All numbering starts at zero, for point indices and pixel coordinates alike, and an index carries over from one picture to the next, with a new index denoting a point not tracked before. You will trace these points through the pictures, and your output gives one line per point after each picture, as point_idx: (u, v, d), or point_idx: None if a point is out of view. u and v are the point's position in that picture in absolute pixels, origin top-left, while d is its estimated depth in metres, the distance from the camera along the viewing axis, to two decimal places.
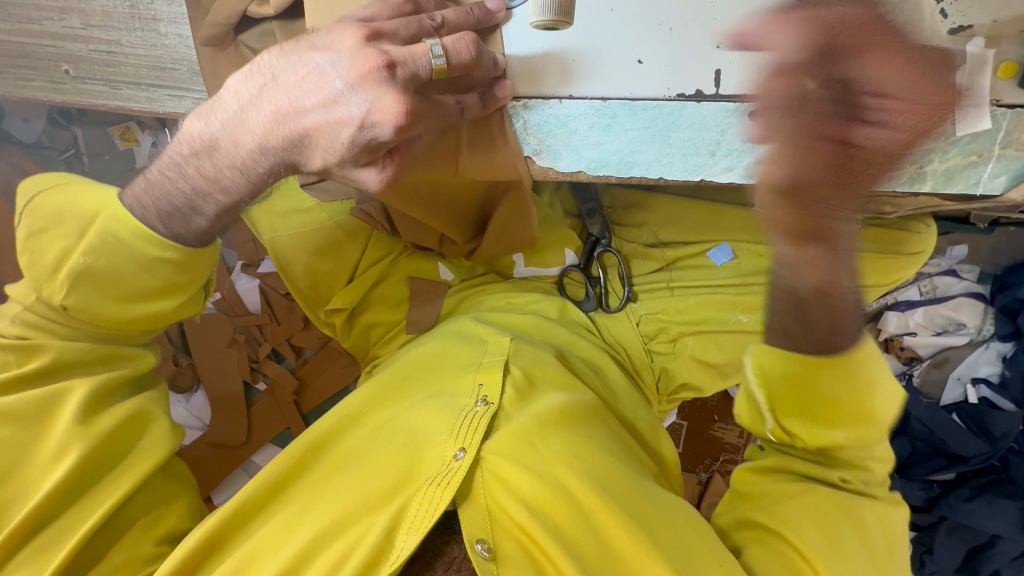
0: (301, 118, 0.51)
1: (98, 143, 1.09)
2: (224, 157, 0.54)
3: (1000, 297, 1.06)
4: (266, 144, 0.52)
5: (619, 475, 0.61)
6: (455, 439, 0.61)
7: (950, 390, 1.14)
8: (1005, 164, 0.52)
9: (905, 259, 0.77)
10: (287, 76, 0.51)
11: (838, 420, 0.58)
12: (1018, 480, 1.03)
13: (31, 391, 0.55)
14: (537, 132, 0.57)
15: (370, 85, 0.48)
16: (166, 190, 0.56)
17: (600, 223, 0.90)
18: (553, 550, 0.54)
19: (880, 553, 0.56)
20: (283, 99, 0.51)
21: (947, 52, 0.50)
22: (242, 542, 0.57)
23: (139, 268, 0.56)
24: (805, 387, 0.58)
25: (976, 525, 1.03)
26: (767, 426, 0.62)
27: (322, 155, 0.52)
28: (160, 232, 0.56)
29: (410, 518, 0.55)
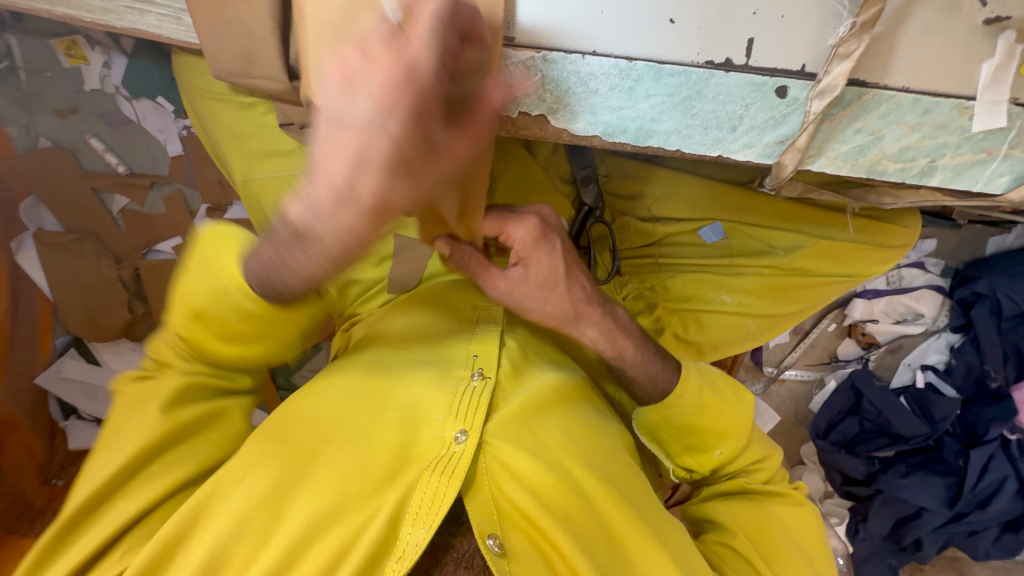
0: (342, 155, 0.40)
1: (40, 58, 0.96)
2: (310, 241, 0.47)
3: (960, 291, 1.13)
4: (335, 212, 0.44)
5: (616, 462, 0.65)
6: (455, 420, 0.61)
7: (900, 375, 1.22)
8: (1010, 164, 0.53)
9: (886, 252, 0.82)
10: (336, 133, 0.40)
11: (720, 439, 0.72)
12: (947, 459, 1.14)
13: (148, 389, 0.62)
14: (556, 88, 0.53)
15: (398, 101, 0.38)
16: (269, 258, 0.52)
17: (594, 192, 0.87)
18: (564, 547, 0.56)
19: (788, 550, 0.68)
20: (348, 139, 0.40)
21: (977, 44, 0.48)
22: (219, 514, 0.56)
23: (239, 305, 0.57)
24: (684, 428, 0.72)
25: (908, 498, 1.12)
26: (671, 468, 0.76)
27: (375, 177, 0.41)
28: (256, 288, 0.55)
29: (414, 509, 0.56)
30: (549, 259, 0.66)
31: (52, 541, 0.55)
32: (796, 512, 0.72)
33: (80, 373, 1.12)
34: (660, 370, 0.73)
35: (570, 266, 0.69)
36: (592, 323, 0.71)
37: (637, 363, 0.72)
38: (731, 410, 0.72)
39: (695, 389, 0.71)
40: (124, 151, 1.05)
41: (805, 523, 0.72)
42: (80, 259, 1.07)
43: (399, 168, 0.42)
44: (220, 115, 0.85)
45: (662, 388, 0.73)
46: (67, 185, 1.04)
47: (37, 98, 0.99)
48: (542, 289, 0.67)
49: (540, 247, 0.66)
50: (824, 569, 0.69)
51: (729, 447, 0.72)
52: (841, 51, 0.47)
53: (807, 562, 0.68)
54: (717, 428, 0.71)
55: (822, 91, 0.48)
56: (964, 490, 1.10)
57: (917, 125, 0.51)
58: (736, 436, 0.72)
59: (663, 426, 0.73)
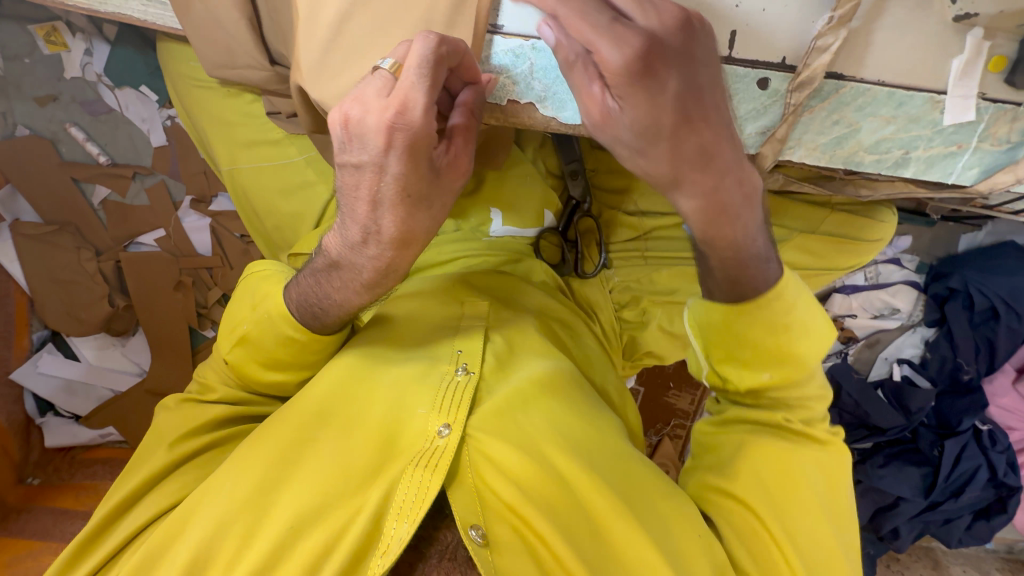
0: (362, 192, 0.51)
1: (18, 43, 0.94)
2: (347, 272, 0.57)
3: (934, 286, 1.16)
4: (363, 238, 0.54)
5: (602, 450, 0.64)
6: (439, 414, 0.61)
7: (877, 368, 1.25)
8: (978, 157, 0.55)
9: (864, 246, 0.84)
10: (357, 175, 0.50)
11: (773, 363, 0.60)
12: (923, 450, 1.17)
13: (185, 413, 0.67)
14: (544, 77, 0.55)
15: (395, 141, 0.47)
16: (306, 294, 0.60)
17: (582, 185, 0.89)
18: (547, 536, 0.57)
19: (821, 511, 0.61)
20: (366, 181, 0.50)
21: (947, 41, 0.50)
22: (201, 514, 0.56)
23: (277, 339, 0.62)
24: (735, 332, 0.59)
25: (886, 488, 1.16)
26: (704, 371, 0.65)
27: (393, 212, 0.52)
28: (295, 316, 0.60)
29: (398, 503, 0.56)
30: (656, 101, 0.43)
31: (73, 550, 0.59)
32: (827, 465, 0.64)
33: (57, 369, 1.09)
34: (763, 266, 0.57)
35: (694, 108, 0.44)
36: (690, 192, 0.50)
37: (726, 256, 0.55)
38: (802, 336, 0.58)
39: (784, 299, 0.57)
40: (106, 140, 1.03)
41: (834, 472, 0.65)
42: (59, 251, 1.05)
43: (411, 201, 0.52)
44: (206, 104, 0.84)
45: (757, 289, 0.57)
46: (45, 175, 1.02)
47: (15, 84, 0.97)
48: (644, 137, 0.46)
49: (644, 81, 0.42)
50: (846, 529, 0.63)
51: (783, 373, 0.60)
52: (819, 44, 0.49)
53: (831, 523, 0.62)
54: (779, 351, 0.59)
55: (802, 83, 0.50)
56: (939, 480, 1.13)
57: (892, 118, 0.53)
58: (800, 366, 0.60)
59: (718, 329, 0.60)
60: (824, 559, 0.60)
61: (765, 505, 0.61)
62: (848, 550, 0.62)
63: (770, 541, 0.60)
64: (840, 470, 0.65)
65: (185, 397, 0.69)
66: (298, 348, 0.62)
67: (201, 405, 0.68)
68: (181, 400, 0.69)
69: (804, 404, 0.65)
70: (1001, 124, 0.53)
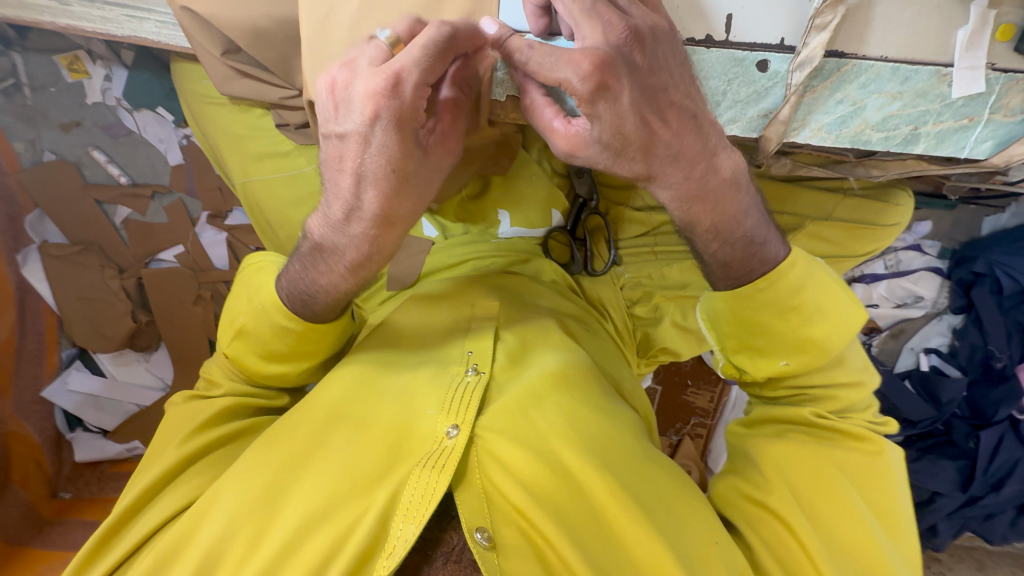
0: (346, 165, 0.51)
1: (42, 73, 0.99)
2: (329, 253, 0.57)
3: (957, 271, 1.13)
4: (346, 218, 0.54)
5: (614, 448, 0.63)
6: (447, 415, 0.61)
7: (903, 359, 1.21)
8: (992, 130, 0.53)
9: (880, 231, 0.82)
10: (343, 147, 0.50)
11: (790, 350, 0.60)
12: (957, 443, 1.13)
13: (192, 404, 0.70)
14: None
15: (380, 108, 0.47)
16: (292, 280, 0.61)
17: (588, 183, 0.89)
18: (553, 535, 0.56)
19: (861, 515, 0.58)
20: (351, 155, 0.50)
21: (951, 12, 0.49)
22: (214, 515, 0.57)
23: (273, 331, 0.63)
24: (746, 320, 0.60)
25: (920, 483, 1.12)
26: (720, 364, 0.66)
27: (374, 186, 0.51)
28: (286, 305, 0.62)
29: (405, 505, 0.56)
30: (617, 112, 0.45)
31: (86, 554, 0.60)
32: (865, 468, 0.61)
33: (84, 386, 1.11)
34: (758, 247, 0.57)
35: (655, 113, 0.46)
36: (665, 184, 0.52)
37: (712, 244, 0.56)
38: (815, 318, 0.58)
39: (788, 282, 0.57)
40: (126, 162, 1.07)
41: (873, 475, 0.61)
42: (84, 270, 1.09)
43: (395, 176, 0.51)
44: (218, 119, 0.87)
45: (753, 271, 0.58)
46: (69, 198, 1.06)
47: (42, 114, 1.01)
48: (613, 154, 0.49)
49: (604, 95, 0.44)
50: (893, 534, 0.59)
51: (802, 360, 0.60)
52: (818, 23, 0.48)
53: (876, 527, 0.58)
54: (792, 337, 0.59)
55: (801, 63, 0.50)
56: (976, 473, 1.09)
57: (897, 94, 0.52)
58: (821, 352, 0.59)
59: (727, 318, 0.61)
60: (867, 568, 0.57)
61: (799, 517, 0.59)
62: (895, 559, 0.57)
63: (799, 552, 0.58)
64: (883, 475, 0.61)
65: (194, 394, 0.72)
66: (302, 338, 0.64)
67: (210, 399, 0.70)
68: (190, 396, 0.72)
69: (828, 395, 0.65)
70: (1014, 94, 0.51)
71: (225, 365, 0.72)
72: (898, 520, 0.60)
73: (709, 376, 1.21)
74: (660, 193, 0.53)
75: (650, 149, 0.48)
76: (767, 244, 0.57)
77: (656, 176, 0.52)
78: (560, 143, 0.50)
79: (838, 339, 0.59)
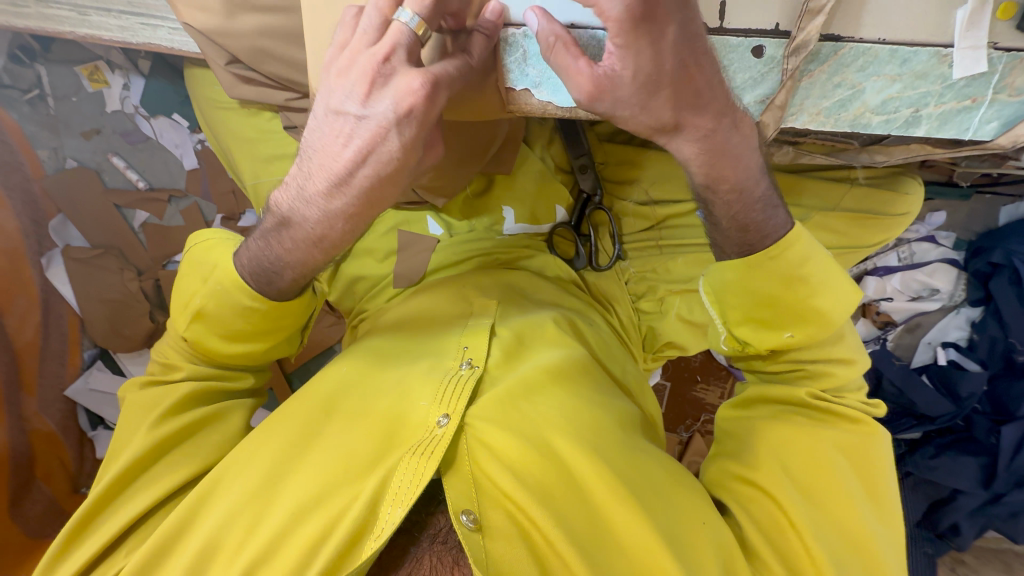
0: (348, 152, 0.52)
1: (64, 83, 1.04)
2: (297, 232, 0.58)
3: (974, 262, 1.10)
4: (329, 198, 0.55)
5: (605, 438, 0.64)
6: (439, 405, 0.62)
7: (920, 354, 1.19)
8: (997, 109, 0.52)
9: (890, 221, 0.81)
10: (356, 130, 0.52)
11: (794, 322, 0.60)
12: (979, 439, 1.09)
13: (152, 390, 0.70)
14: (538, 63, 0.57)
15: (414, 107, 0.50)
16: (258, 256, 0.61)
17: (592, 178, 0.89)
18: (540, 519, 0.57)
19: (851, 493, 0.59)
20: (360, 138, 0.52)
21: None
22: (220, 503, 0.59)
23: (236, 312, 0.64)
24: (749, 291, 0.59)
25: (938, 480, 1.11)
26: (721, 337, 0.65)
27: (367, 171, 0.53)
28: (252, 286, 0.63)
29: (395, 490, 0.57)
30: (657, 50, 0.45)
31: (63, 541, 0.60)
32: (859, 447, 0.61)
33: (104, 385, 1.13)
34: (770, 214, 0.57)
35: (693, 57, 0.46)
36: (691, 135, 0.52)
37: (732, 205, 0.56)
38: (820, 290, 0.58)
39: (793, 253, 0.57)
40: (144, 167, 1.11)
41: (867, 457, 0.61)
42: (105, 274, 1.11)
43: (392, 172, 0.54)
44: (229, 124, 0.90)
45: (766, 238, 0.57)
46: (91, 204, 1.09)
47: (64, 122, 1.06)
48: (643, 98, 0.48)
49: (648, 25, 0.43)
50: (885, 514, 0.60)
51: (806, 333, 0.60)
52: (813, 6, 0.49)
53: (864, 504, 0.59)
54: (797, 309, 0.59)
55: (797, 47, 0.50)
56: (999, 470, 1.05)
57: (897, 75, 0.52)
58: (827, 326, 0.59)
59: (733, 289, 0.60)
60: (854, 542, 0.58)
61: (789, 495, 0.59)
62: (882, 540, 0.58)
63: (789, 531, 0.58)
64: (876, 456, 0.61)
65: (149, 379, 0.71)
66: (262, 317, 0.65)
67: (171, 381, 0.70)
68: (145, 382, 0.71)
69: (825, 370, 0.63)
70: (1018, 73, 0.50)
71: (178, 347, 0.71)
72: (885, 495, 0.61)
73: (719, 372, 1.20)
74: (683, 144, 0.52)
75: (677, 87, 0.48)
76: (777, 212, 0.58)
77: (683, 125, 0.51)
78: (579, 90, 0.48)
79: (843, 314, 0.59)
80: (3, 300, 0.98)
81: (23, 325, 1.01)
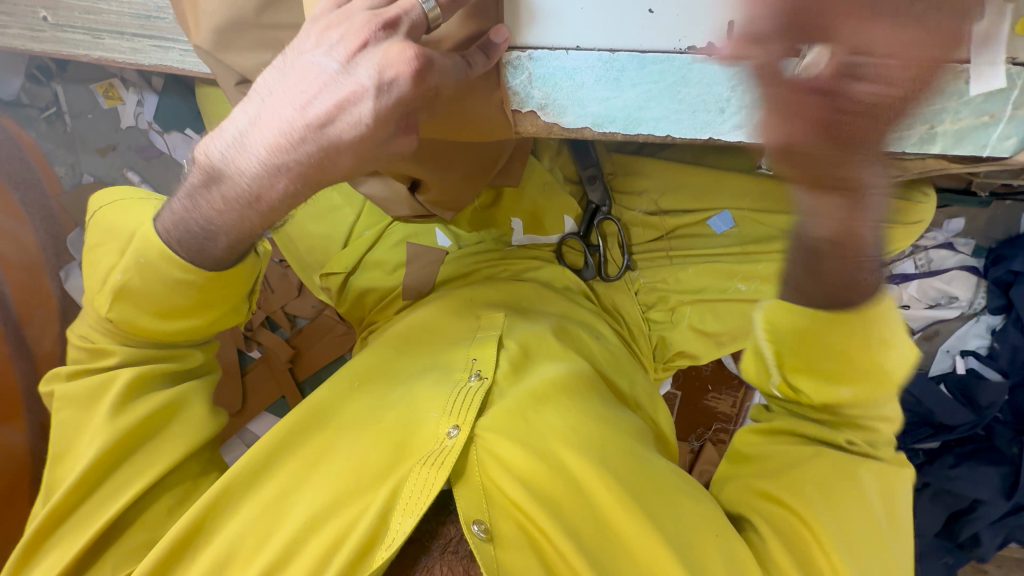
0: (312, 103, 0.49)
1: (81, 102, 1.07)
2: (229, 186, 0.53)
3: (994, 270, 1.08)
4: (275, 151, 0.50)
5: (615, 449, 0.64)
6: (449, 416, 0.63)
7: (938, 362, 1.15)
8: (1016, 125, 0.51)
9: (909, 230, 0.79)
10: (324, 87, 0.49)
11: (853, 380, 0.62)
12: (1000, 449, 1.07)
13: (88, 377, 0.66)
14: (543, 85, 0.56)
15: (398, 80, 0.48)
16: (187, 212, 0.56)
17: (600, 189, 0.89)
18: (549, 530, 0.57)
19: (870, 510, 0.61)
20: (325, 96, 0.49)
21: (966, 7, 0.47)
22: (233, 516, 0.60)
23: (167, 285, 0.60)
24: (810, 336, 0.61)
25: (959, 490, 1.06)
26: (773, 380, 0.67)
27: (324, 131, 0.49)
28: (182, 255, 0.59)
29: (406, 498, 0.58)
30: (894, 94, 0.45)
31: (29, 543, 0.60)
32: (889, 476, 0.64)
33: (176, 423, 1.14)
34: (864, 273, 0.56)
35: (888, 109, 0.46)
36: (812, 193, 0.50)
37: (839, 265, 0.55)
38: (879, 350, 0.60)
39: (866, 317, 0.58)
40: (157, 181, 1.12)
41: (894, 486, 0.64)
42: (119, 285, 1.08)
43: (350, 141, 0.50)
44: None
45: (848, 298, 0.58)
46: None
47: (81, 139, 1.09)
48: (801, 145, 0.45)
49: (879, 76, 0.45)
50: (904, 539, 0.62)
51: (863, 390, 0.63)
52: (823, 26, 0.48)
53: (890, 534, 0.61)
54: (861, 364, 0.61)
55: (808, 66, 0.49)
56: (1020, 481, 1.03)
57: (911, 92, 0.51)
58: (882, 385, 0.62)
59: (790, 328, 0.62)
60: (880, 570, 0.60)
61: (815, 515, 0.61)
62: (900, 560, 0.61)
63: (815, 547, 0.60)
64: (899, 484, 0.64)
65: (78, 368, 0.67)
66: (200, 290, 0.61)
67: (109, 367, 0.66)
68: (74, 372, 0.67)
69: (870, 425, 0.65)
70: None
71: (102, 329, 0.66)
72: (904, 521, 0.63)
73: (731, 381, 1.19)
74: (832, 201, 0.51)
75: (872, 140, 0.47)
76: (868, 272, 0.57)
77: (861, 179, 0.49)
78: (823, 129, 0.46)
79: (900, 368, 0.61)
80: (24, 311, 0.95)
81: (42, 335, 0.96)
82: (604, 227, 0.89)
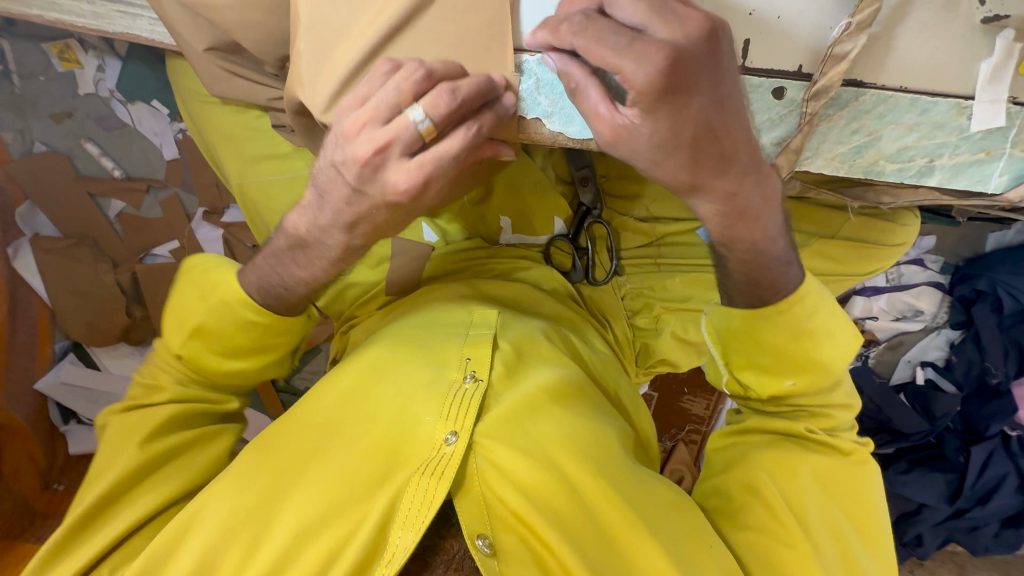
0: (351, 198, 0.53)
1: (33, 62, 0.98)
2: (313, 254, 0.60)
3: (959, 287, 1.13)
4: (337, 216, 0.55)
5: (609, 458, 0.63)
6: (445, 422, 0.61)
7: (900, 372, 1.21)
8: (1012, 164, 0.53)
9: (887, 250, 0.81)
10: (348, 172, 0.50)
11: None
12: (948, 457, 1.13)
13: (133, 414, 0.66)
14: (550, 93, 0.54)
15: (413, 157, 0.49)
16: (270, 276, 0.63)
17: (592, 192, 0.86)
18: (556, 547, 0.56)
19: (869, 521, 0.61)
20: (353, 173, 0.50)
21: (975, 44, 0.47)
22: (207, 522, 0.56)
23: (236, 324, 0.65)
24: None
25: (908, 495, 1.12)
26: None
27: (367, 207, 0.53)
28: (257, 301, 0.65)
29: (404, 512, 0.56)
30: None
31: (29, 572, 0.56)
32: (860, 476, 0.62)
33: None
34: None
35: None
36: None
37: None
38: None
39: None
40: (121, 155, 1.06)
41: (845, 482, 0.62)
42: (78, 265, 1.06)
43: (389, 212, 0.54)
44: (211, 119, 0.85)
45: None
46: (63, 191, 1.05)
47: (30, 101, 1.00)
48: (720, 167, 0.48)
49: None
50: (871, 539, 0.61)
51: None
52: (837, 51, 0.46)
53: (857, 544, 0.60)
54: None
55: (819, 92, 0.48)
56: (965, 487, 1.09)
57: (915, 125, 0.51)
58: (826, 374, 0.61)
59: None
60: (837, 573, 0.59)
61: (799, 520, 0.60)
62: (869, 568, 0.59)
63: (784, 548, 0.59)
64: (865, 485, 0.63)
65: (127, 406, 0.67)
66: (262, 330, 0.66)
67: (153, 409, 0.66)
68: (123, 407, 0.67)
69: None
70: None
71: None
72: (875, 529, 0.61)
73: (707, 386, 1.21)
74: None
75: None
76: None
77: None
78: None
79: None
80: None
81: None
82: (592, 231, 0.87)
